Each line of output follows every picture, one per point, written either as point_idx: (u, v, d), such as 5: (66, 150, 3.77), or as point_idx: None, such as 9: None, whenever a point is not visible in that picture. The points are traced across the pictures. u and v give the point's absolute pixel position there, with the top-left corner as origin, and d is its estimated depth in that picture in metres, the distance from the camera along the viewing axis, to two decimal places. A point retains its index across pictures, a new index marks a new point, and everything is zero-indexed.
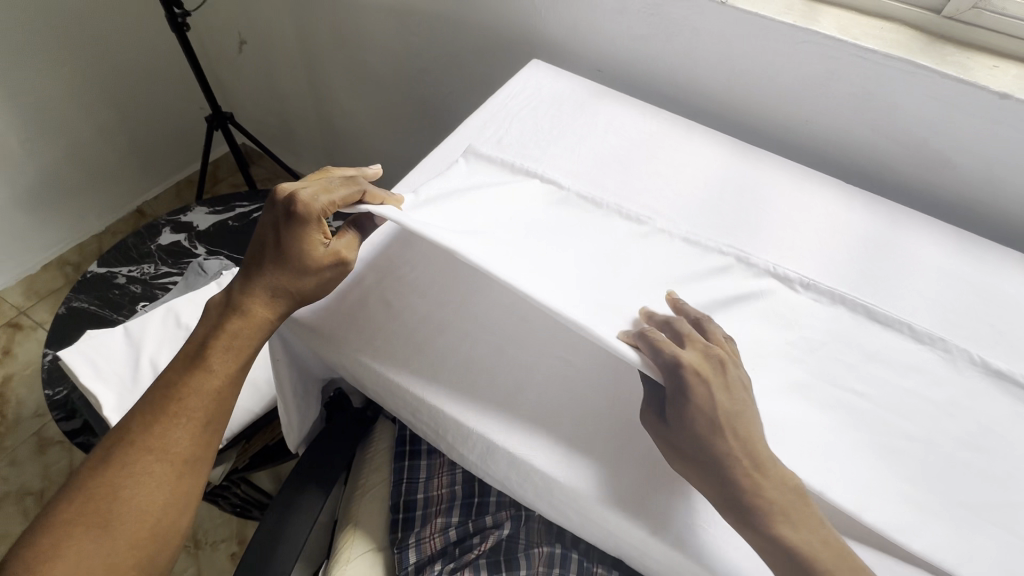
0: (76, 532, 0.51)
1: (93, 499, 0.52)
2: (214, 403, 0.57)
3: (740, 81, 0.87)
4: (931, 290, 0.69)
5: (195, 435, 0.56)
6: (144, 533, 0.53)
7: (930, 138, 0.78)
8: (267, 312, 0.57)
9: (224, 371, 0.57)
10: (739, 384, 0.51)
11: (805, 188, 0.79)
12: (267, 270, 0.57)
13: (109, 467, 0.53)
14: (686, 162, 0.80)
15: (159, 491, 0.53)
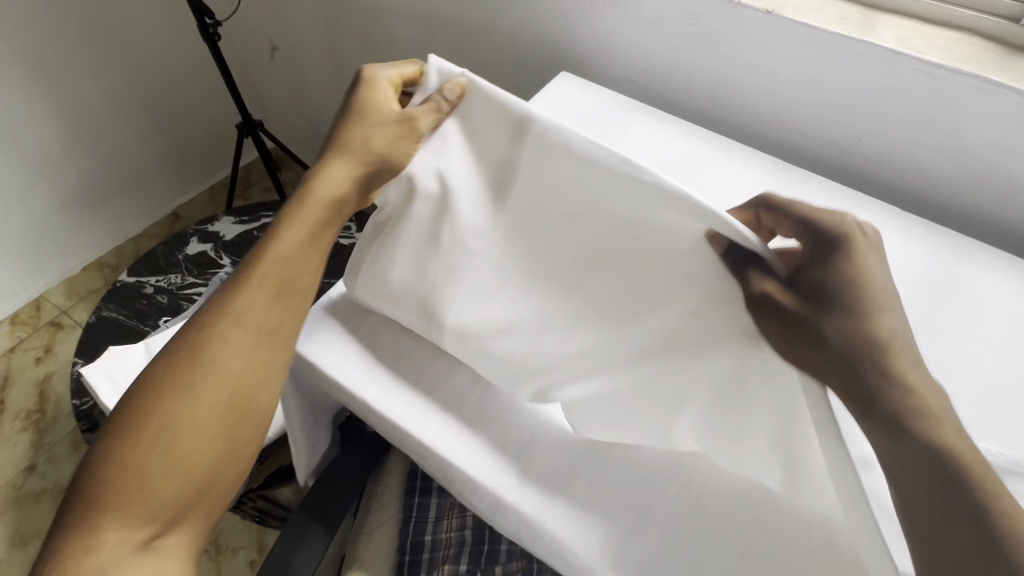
0: (160, 399, 0.48)
1: (156, 381, 0.49)
2: (279, 282, 0.55)
3: (787, 95, 0.80)
4: (1001, 336, 0.61)
5: (256, 311, 0.53)
6: (204, 416, 0.48)
7: (1002, 162, 0.70)
8: (336, 185, 0.60)
9: (290, 255, 0.56)
10: (877, 266, 0.51)
11: (855, 215, 0.72)
12: (333, 146, 0.62)
13: (177, 348, 0.52)
14: (723, 185, 0.74)
15: (220, 367, 0.50)
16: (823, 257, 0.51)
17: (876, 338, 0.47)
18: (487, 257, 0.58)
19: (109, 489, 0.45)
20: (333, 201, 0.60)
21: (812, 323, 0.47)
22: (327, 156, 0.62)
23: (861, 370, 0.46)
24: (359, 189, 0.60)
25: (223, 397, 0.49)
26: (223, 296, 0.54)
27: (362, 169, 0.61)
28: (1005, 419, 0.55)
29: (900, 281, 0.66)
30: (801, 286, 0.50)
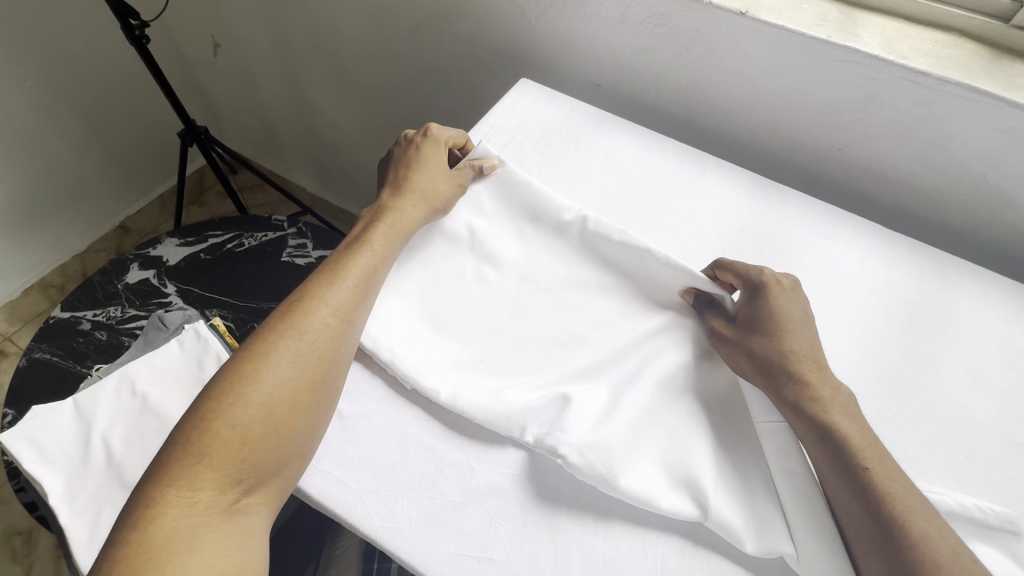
0: (262, 358, 0.47)
1: (257, 348, 0.48)
2: (367, 274, 0.54)
3: (764, 102, 0.74)
4: (991, 370, 0.58)
5: (350, 300, 0.52)
6: (296, 397, 0.46)
7: (990, 175, 0.65)
8: (414, 206, 0.61)
9: (377, 250, 0.56)
10: (794, 304, 0.53)
11: (838, 235, 0.67)
12: (405, 175, 0.64)
13: (277, 317, 0.50)
14: (698, 206, 0.68)
15: (316, 348, 0.48)
16: (762, 292, 0.54)
17: (800, 355, 0.50)
18: (476, 282, 0.59)
19: (208, 445, 0.43)
20: (402, 226, 0.59)
21: (749, 347, 0.51)
22: (400, 183, 0.63)
23: (786, 388, 0.49)
24: (422, 219, 0.60)
25: (317, 383, 0.48)
26: (321, 277, 0.53)
27: (431, 202, 0.61)
28: (995, 466, 0.52)
29: (885, 310, 0.61)
30: (741, 318, 0.54)
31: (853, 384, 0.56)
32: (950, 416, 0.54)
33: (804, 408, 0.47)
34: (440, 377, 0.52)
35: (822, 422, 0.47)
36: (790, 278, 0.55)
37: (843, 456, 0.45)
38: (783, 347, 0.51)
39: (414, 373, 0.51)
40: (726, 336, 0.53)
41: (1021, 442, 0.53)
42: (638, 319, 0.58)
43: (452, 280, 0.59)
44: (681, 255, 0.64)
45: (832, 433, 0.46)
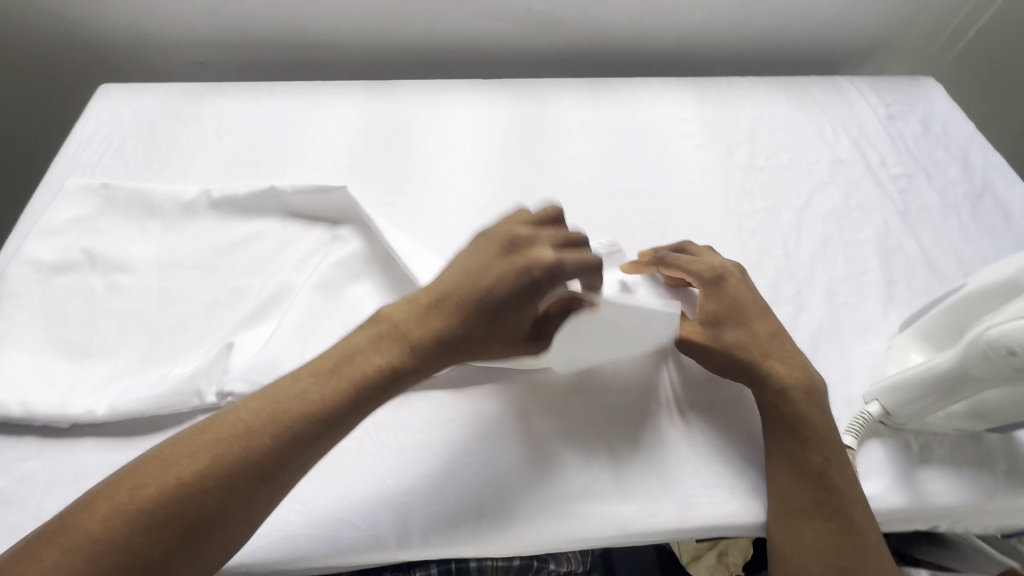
0: (150, 496, 0.34)
1: (137, 488, 0.34)
2: (307, 423, 0.38)
3: (343, 16, 0.76)
4: (585, 149, 0.71)
5: (275, 459, 0.37)
6: (173, 567, 0.33)
7: (532, 6, 0.77)
8: (430, 322, 0.42)
9: (332, 381, 0.40)
10: (751, 293, 0.51)
11: (447, 100, 0.75)
12: (452, 289, 0.42)
13: (183, 444, 0.36)
14: (320, 129, 0.71)
15: (212, 502, 0.34)
16: (721, 289, 0.50)
17: (767, 349, 0.48)
18: (109, 294, 0.55)
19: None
20: (393, 364, 0.41)
21: (729, 346, 0.48)
22: (445, 297, 0.42)
23: (762, 378, 0.47)
24: (436, 355, 0.42)
25: (205, 549, 0.34)
26: (256, 403, 0.38)
27: (459, 341, 0.42)
28: (602, 214, 0.65)
29: (501, 144, 0.71)
30: (710, 315, 0.49)
31: (491, 208, 0.65)
32: (564, 195, 0.67)
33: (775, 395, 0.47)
34: (95, 398, 0.49)
35: (767, 370, 0.47)
36: (734, 265, 0.52)
37: (761, 372, 0.47)
38: (762, 340, 0.49)
39: (58, 408, 0.48)
40: (703, 342, 0.48)
41: (616, 189, 0.67)
42: (292, 248, 0.60)
43: (81, 305, 0.54)
44: (319, 178, 0.66)
45: (781, 386, 0.47)
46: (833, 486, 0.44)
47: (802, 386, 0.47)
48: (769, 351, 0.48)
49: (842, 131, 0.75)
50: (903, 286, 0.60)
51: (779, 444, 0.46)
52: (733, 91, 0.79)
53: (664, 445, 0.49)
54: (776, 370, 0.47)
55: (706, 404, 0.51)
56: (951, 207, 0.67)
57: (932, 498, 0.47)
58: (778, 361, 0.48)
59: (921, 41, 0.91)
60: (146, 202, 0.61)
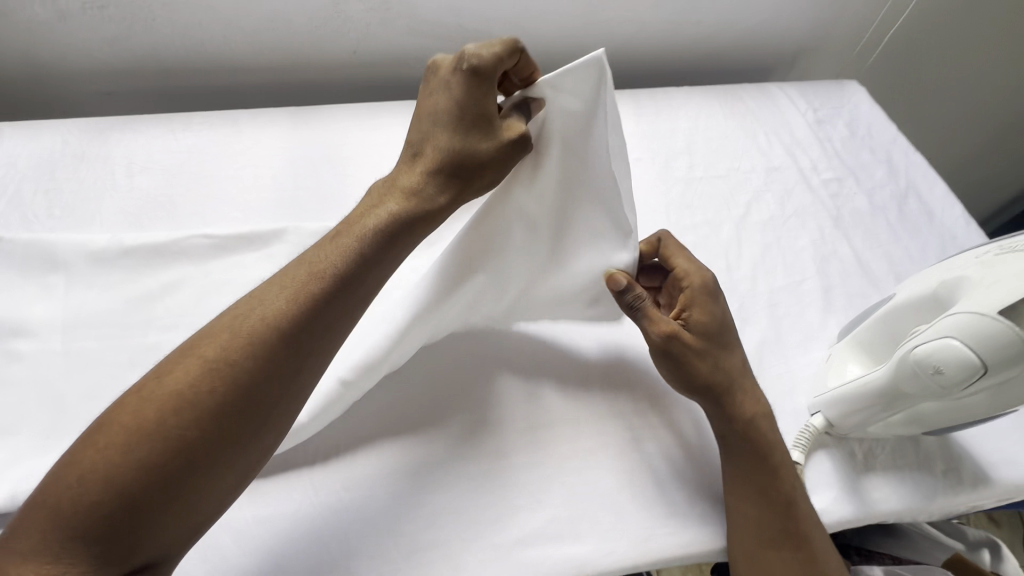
0: (177, 379, 0.35)
1: (166, 379, 0.35)
2: (319, 289, 0.38)
3: (262, 40, 0.72)
4: None
5: (294, 328, 0.37)
6: (215, 443, 0.34)
7: (464, 23, 0.75)
8: (414, 185, 0.43)
9: (337, 249, 0.40)
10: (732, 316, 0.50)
11: (379, 123, 0.71)
12: (417, 148, 0.44)
13: (203, 335, 0.37)
14: (243, 161, 0.67)
15: (242, 370, 0.35)
16: (713, 304, 0.49)
17: (738, 376, 0.48)
18: (6, 362, 0.50)
19: (89, 511, 0.32)
20: (391, 220, 0.41)
21: (706, 366, 0.47)
22: (414, 155, 0.44)
23: (727, 405, 0.46)
24: (429, 203, 0.43)
25: (245, 432, 0.35)
26: (265, 288, 0.39)
27: (446, 187, 0.43)
28: None
29: None
30: (697, 329, 0.48)
31: None
32: None
33: (738, 422, 0.46)
34: None
35: (727, 401, 0.46)
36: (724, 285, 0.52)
37: (724, 400, 0.46)
38: (737, 366, 0.48)
39: None
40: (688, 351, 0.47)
41: None
42: (214, 294, 0.56)
43: None
44: (244, 217, 0.63)
45: (739, 418, 0.46)
46: (788, 506, 0.44)
47: (760, 416, 0.47)
48: (743, 378, 0.48)
49: (775, 138, 0.77)
50: (839, 291, 0.61)
51: (734, 470, 0.46)
52: (669, 103, 0.79)
53: (620, 483, 0.48)
54: (741, 399, 0.47)
55: (656, 437, 0.50)
56: (880, 209, 0.69)
57: (877, 506, 0.48)
58: (739, 394, 0.47)
59: (844, 44, 0.94)
60: (43, 254, 0.55)
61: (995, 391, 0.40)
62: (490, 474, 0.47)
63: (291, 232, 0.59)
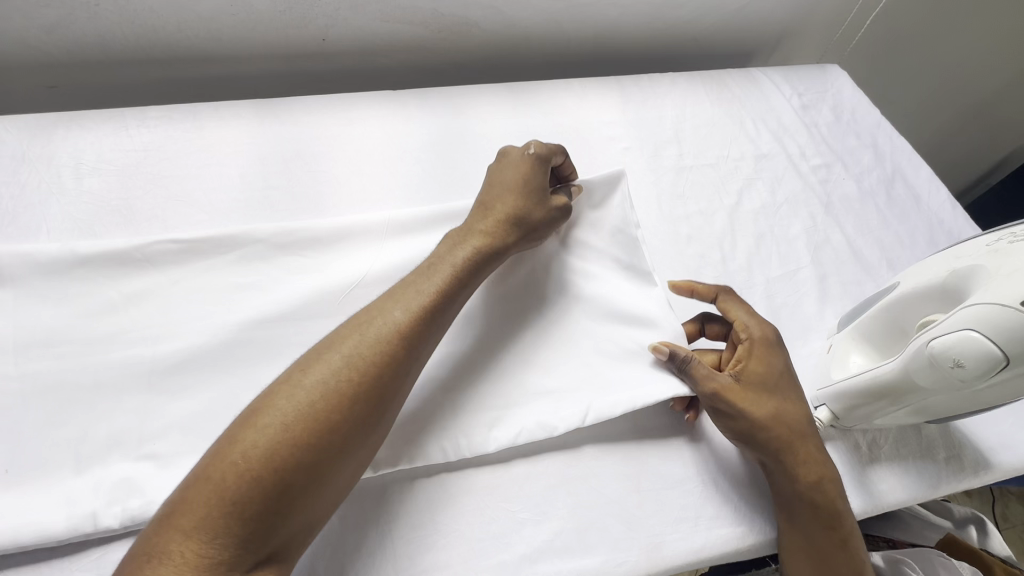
0: (321, 376, 0.39)
1: (310, 371, 0.39)
2: (432, 303, 0.44)
3: (221, 27, 0.66)
4: None
5: (413, 332, 0.42)
6: (350, 439, 0.38)
7: (440, 8, 0.71)
8: (491, 223, 0.49)
9: (441, 271, 0.45)
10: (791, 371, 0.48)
11: (352, 114, 0.67)
12: (489, 200, 0.51)
13: (332, 340, 0.41)
14: (204, 159, 0.61)
15: (372, 373, 0.39)
16: (769, 360, 0.47)
17: (804, 434, 0.46)
18: None
19: (248, 491, 0.35)
20: (480, 247, 0.48)
21: (766, 425, 0.45)
22: (485, 206, 0.51)
23: (789, 462, 0.45)
24: (503, 244, 0.49)
25: (373, 423, 0.39)
26: (380, 302, 0.43)
27: (518, 231, 0.50)
28: None
29: (416, 162, 0.65)
30: (755, 387, 0.46)
31: (408, 228, 0.58)
32: None
33: (803, 482, 0.45)
34: None
35: (789, 462, 0.45)
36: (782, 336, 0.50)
37: (784, 459, 0.45)
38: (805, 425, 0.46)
39: None
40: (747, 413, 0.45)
41: None
42: (181, 307, 0.51)
43: None
44: (211, 221, 0.58)
45: (800, 480, 0.44)
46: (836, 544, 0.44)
47: (824, 477, 0.45)
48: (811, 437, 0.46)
49: (763, 124, 0.75)
50: (834, 280, 0.61)
51: (785, 516, 0.45)
52: (656, 90, 0.77)
53: (632, 497, 0.45)
54: (805, 459, 0.45)
55: (673, 453, 0.48)
56: (869, 195, 0.69)
57: (884, 498, 0.48)
58: (800, 453, 0.45)
59: (825, 27, 0.93)
60: None
61: (1012, 385, 0.38)
62: (491, 488, 0.45)
63: (264, 236, 0.54)
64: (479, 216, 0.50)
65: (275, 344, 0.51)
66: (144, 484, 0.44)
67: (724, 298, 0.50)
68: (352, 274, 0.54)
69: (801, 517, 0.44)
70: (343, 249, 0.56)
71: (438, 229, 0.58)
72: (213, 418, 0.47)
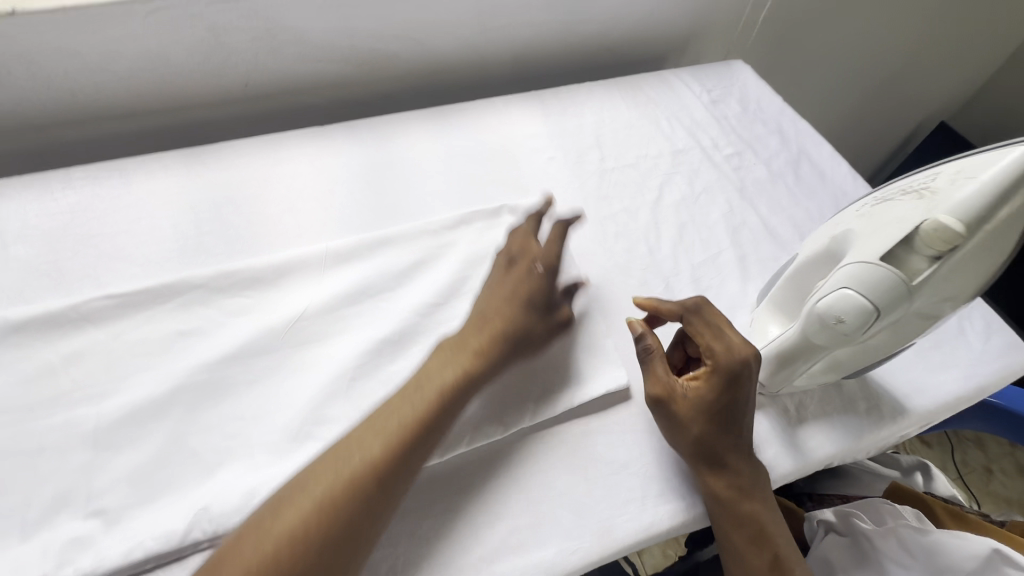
0: (296, 513, 0.38)
1: (283, 510, 0.38)
2: (418, 428, 0.43)
3: (141, 81, 0.67)
4: (440, 180, 0.69)
5: (393, 462, 0.41)
6: None
7: (356, 43, 0.74)
8: (489, 340, 0.49)
9: (430, 392, 0.45)
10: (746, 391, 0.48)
11: (280, 153, 0.68)
12: (490, 312, 0.52)
13: (312, 471, 0.41)
14: (133, 214, 0.61)
15: (348, 505, 0.39)
16: (721, 393, 0.47)
17: (728, 445, 0.47)
18: None
19: None
20: (472, 367, 0.48)
21: (689, 437, 0.47)
22: (484, 317, 0.51)
23: (701, 468, 0.47)
24: (502, 363, 0.50)
25: (345, 561, 0.38)
26: (364, 426, 0.43)
27: (519, 351, 0.51)
28: (472, 242, 0.62)
29: (347, 193, 0.66)
30: (699, 410, 0.47)
31: (344, 256, 0.59)
32: (417, 226, 0.62)
33: (711, 493, 0.47)
34: None
35: (698, 468, 0.48)
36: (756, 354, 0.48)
37: (696, 465, 0.48)
38: (728, 441, 0.48)
39: None
40: (684, 424, 0.47)
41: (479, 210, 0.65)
42: (120, 361, 0.51)
43: None
44: (144, 273, 0.58)
45: (709, 485, 0.47)
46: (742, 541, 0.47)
47: (734, 481, 0.47)
48: (732, 452, 0.47)
49: (677, 121, 0.80)
50: (753, 258, 0.65)
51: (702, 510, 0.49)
52: (574, 100, 0.81)
53: (582, 485, 0.48)
54: (719, 466, 0.47)
55: (618, 439, 0.50)
56: (778, 176, 0.74)
57: (815, 453, 0.51)
58: (712, 460, 0.47)
59: (728, 27, 1.00)
60: None
61: (899, 330, 0.43)
62: (444, 496, 0.46)
63: (201, 281, 0.55)
64: (478, 322, 0.51)
65: (216, 384, 0.50)
66: (94, 541, 0.43)
67: (687, 321, 0.49)
68: (291, 308, 0.55)
69: (712, 515, 0.48)
70: (282, 284, 0.57)
71: (374, 254, 0.60)
72: (162, 466, 0.46)
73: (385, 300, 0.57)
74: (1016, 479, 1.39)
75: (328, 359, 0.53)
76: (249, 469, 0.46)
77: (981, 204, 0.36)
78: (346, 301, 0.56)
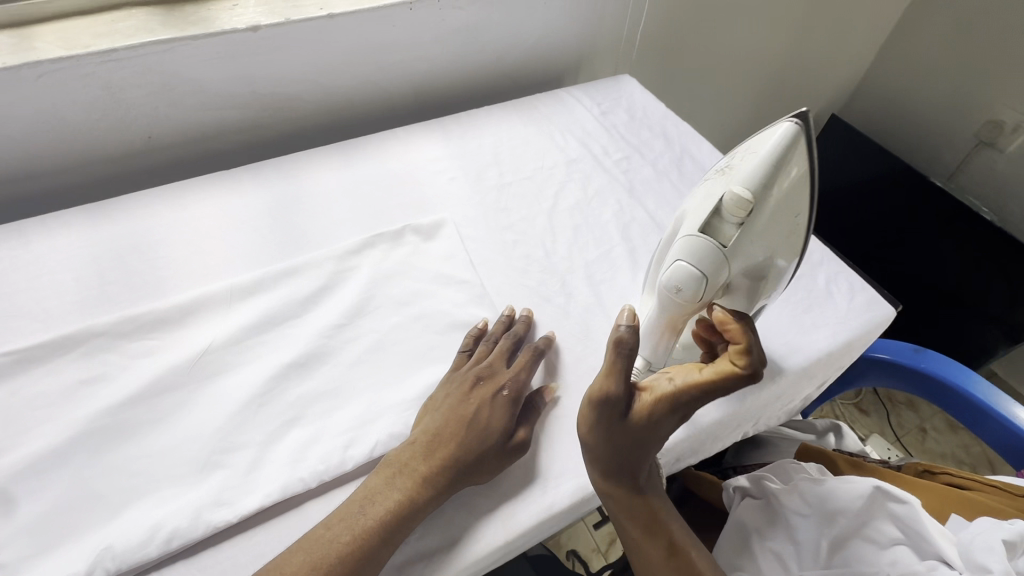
0: None
1: None
2: (381, 528, 0.45)
3: (37, 143, 0.69)
4: (345, 209, 0.72)
5: (352, 561, 0.43)
6: None
7: (256, 89, 0.77)
8: (434, 462, 0.48)
9: (392, 495, 0.46)
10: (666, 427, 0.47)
11: (184, 199, 0.70)
12: (434, 429, 0.50)
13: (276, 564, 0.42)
14: (32, 271, 0.62)
15: None
16: (654, 422, 0.47)
17: (629, 460, 0.48)
18: None
19: None
20: (419, 485, 0.47)
21: (596, 450, 0.47)
22: (433, 436, 0.50)
23: (600, 472, 0.48)
24: (441, 487, 0.47)
25: None
26: (331, 522, 0.45)
27: (466, 472, 0.48)
28: (376, 263, 0.65)
29: (254, 229, 0.69)
30: (624, 429, 0.47)
31: (249, 289, 0.61)
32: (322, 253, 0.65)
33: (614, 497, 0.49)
34: None
35: (597, 474, 0.48)
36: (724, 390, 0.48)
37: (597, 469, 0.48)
38: (632, 458, 0.48)
39: None
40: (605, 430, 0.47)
41: (383, 232, 0.68)
42: (19, 416, 0.51)
43: None
44: (46, 326, 0.58)
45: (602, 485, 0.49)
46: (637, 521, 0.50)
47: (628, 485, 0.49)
48: (636, 465, 0.48)
49: (570, 134, 0.86)
50: (642, 249, 0.70)
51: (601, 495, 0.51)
52: (474, 123, 0.86)
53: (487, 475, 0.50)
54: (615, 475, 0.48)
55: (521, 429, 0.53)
56: (663, 174, 0.81)
57: (702, 419, 0.55)
58: (611, 472, 0.48)
59: (617, 45, 1.08)
60: None
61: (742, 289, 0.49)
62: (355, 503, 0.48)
63: (102, 327, 0.56)
64: (426, 440, 0.50)
65: (121, 426, 0.51)
66: None
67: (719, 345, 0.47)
68: (197, 344, 0.57)
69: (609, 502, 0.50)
70: (187, 322, 0.58)
71: (279, 283, 0.62)
72: (64, 513, 0.46)
73: (293, 325, 0.60)
74: (947, 434, 1.48)
75: (236, 387, 0.54)
76: (157, 505, 0.47)
77: (761, 172, 0.43)
78: (253, 330, 0.58)
